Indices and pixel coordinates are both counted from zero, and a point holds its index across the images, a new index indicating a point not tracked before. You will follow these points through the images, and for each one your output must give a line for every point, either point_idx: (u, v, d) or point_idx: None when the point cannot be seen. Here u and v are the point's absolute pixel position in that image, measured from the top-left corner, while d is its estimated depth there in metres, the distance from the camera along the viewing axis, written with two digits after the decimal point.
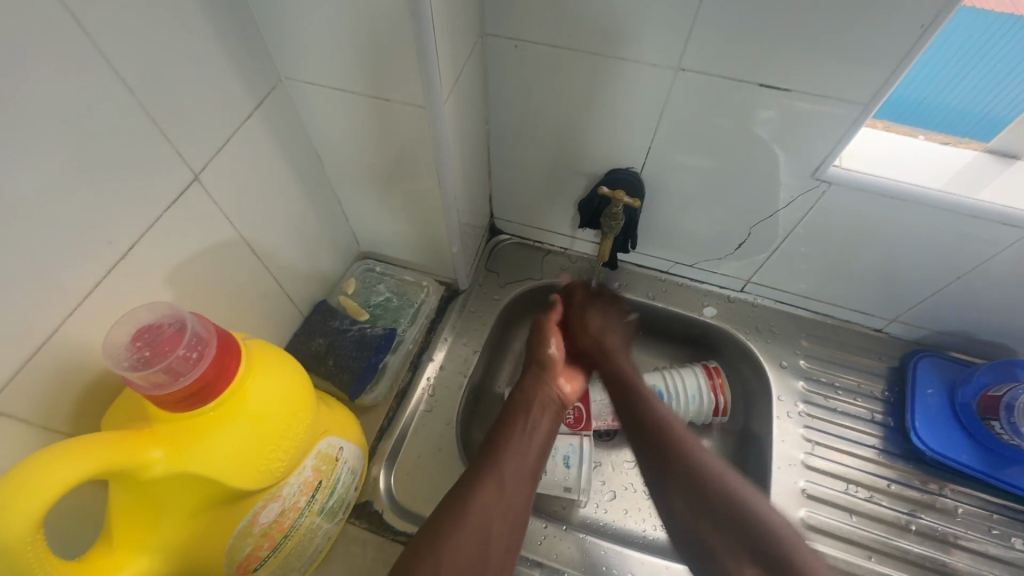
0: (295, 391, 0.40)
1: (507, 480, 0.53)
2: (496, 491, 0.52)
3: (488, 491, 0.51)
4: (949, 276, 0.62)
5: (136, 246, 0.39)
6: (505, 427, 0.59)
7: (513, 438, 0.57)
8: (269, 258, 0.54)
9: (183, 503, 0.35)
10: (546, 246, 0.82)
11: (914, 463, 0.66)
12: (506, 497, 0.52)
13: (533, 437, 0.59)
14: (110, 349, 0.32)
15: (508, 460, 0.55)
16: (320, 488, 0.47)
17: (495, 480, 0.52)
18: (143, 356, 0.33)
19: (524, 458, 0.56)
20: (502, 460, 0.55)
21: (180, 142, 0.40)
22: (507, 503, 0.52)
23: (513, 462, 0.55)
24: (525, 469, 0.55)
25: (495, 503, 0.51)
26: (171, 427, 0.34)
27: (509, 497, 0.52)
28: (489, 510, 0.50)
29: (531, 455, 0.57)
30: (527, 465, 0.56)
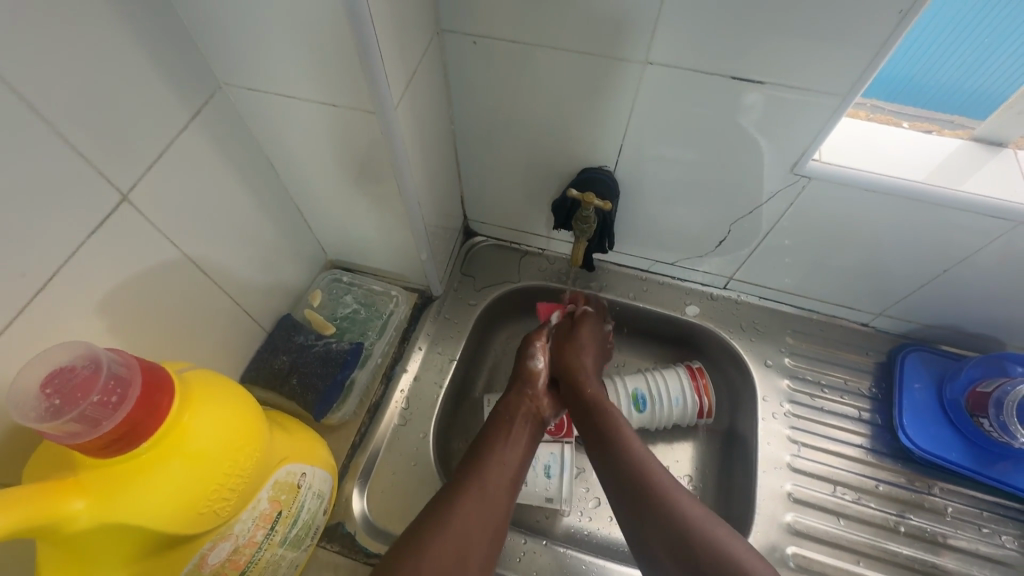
0: (242, 422, 0.38)
1: (490, 500, 0.51)
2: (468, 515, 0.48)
3: (460, 521, 0.48)
4: (935, 270, 0.60)
5: (57, 276, 0.36)
6: (489, 444, 0.56)
7: (502, 454, 0.55)
8: (221, 276, 0.52)
9: (118, 554, 0.33)
10: (523, 247, 0.79)
11: (902, 462, 0.65)
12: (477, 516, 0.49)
13: (513, 452, 0.56)
14: (16, 400, 0.29)
15: (487, 480, 0.52)
16: (280, 519, 0.45)
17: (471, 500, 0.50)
18: (54, 404, 0.30)
19: (500, 480, 0.53)
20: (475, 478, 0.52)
21: (104, 161, 0.37)
22: (490, 517, 0.50)
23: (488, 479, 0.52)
24: (504, 482, 0.53)
25: (476, 516, 0.49)
26: (96, 474, 0.31)
27: (486, 513, 0.50)
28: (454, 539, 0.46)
29: (513, 474, 0.55)
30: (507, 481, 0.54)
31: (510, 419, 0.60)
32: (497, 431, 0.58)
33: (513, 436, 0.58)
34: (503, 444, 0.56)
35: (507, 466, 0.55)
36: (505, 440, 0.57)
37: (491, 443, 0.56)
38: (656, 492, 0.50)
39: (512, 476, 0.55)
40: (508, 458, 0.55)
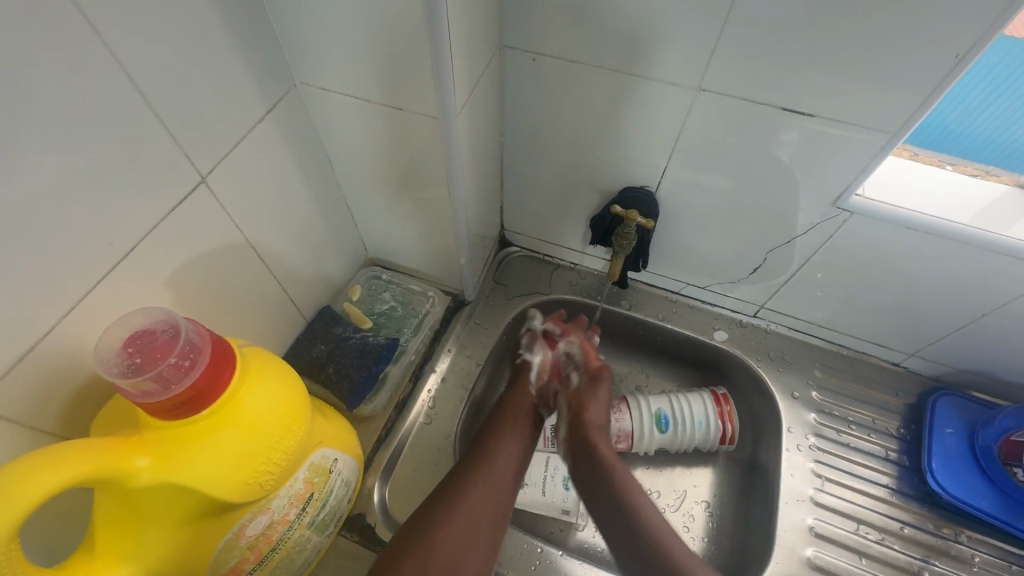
0: (289, 401, 0.39)
1: (495, 484, 0.53)
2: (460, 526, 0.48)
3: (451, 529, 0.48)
4: (972, 314, 0.60)
5: (138, 247, 0.39)
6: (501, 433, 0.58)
7: (506, 449, 0.56)
8: (274, 262, 0.54)
9: (169, 515, 0.34)
10: (556, 261, 0.81)
11: (928, 506, 0.64)
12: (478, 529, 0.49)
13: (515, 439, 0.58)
14: (102, 354, 0.32)
15: (489, 484, 0.52)
16: (311, 501, 0.46)
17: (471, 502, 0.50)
18: (134, 363, 0.32)
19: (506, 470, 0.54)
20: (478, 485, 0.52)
21: (189, 144, 0.40)
22: (489, 514, 0.50)
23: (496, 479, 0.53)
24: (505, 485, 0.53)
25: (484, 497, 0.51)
26: (159, 434, 0.33)
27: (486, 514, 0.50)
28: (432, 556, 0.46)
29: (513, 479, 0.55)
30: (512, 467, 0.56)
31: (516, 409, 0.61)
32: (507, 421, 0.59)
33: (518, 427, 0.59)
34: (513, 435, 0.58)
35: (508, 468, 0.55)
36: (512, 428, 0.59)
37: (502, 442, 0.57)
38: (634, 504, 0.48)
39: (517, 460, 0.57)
40: (510, 459, 0.56)
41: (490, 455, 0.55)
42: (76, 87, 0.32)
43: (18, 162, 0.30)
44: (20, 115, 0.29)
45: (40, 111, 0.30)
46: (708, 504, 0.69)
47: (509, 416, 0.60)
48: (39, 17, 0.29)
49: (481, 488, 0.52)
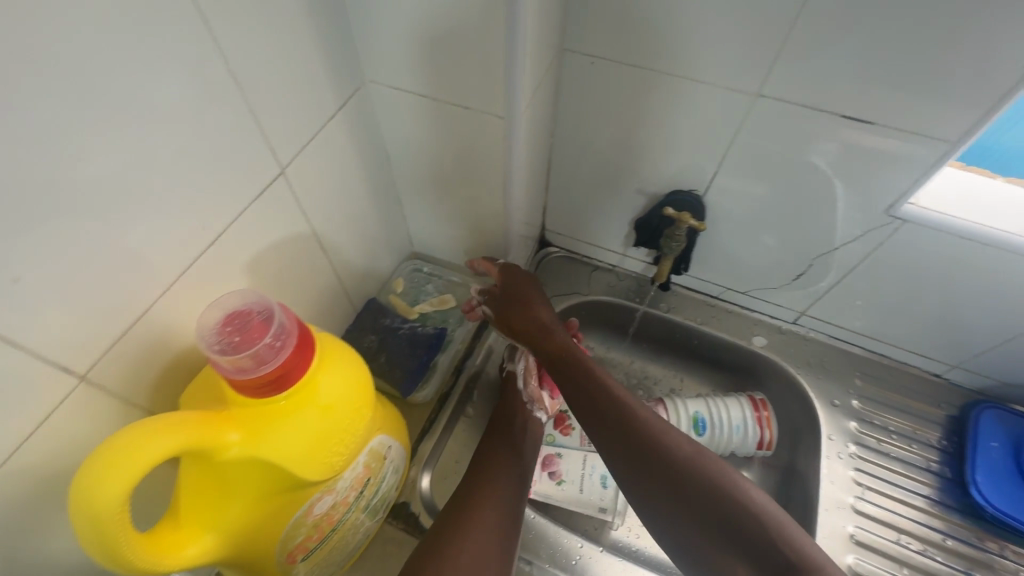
0: (359, 387, 0.41)
1: (498, 495, 0.55)
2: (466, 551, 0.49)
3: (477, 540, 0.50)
4: (1023, 326, 0.59)
5: (224, 233, 0.40)
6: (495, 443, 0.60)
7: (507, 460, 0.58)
8: (333, 253, 0.56)
9: (250, 488, 0.36)
10: (594, 262, 0.82)
11: (971, 519, 0.63)
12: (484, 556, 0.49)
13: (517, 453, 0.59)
14: (203, 331, 0.33)
15: (497, 497, 0.54)
16: (367, 485, 0.47)
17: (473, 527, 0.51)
18: (232, 341, 0.33)
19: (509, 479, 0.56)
20: (488, 501, 0.54)
21: (272, 135, 0.42)
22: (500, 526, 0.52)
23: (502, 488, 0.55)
24: (505, 510, 0.54)
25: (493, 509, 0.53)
26: (247, 411, 0.35)
27: (487, 544, 0.50)
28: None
29: (517, 488, 0.57)
30: (517, 477, 0.57)
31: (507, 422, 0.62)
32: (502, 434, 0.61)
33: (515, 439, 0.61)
34: (509, 446, 0.60)
35: (510, 478, 0.57)
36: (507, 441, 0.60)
37: (497, 462, 0.58)
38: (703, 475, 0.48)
39: (521, 469, 0.58)
40: (509, 470, 0.57)
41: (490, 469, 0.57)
42: (186, 77, 0.33)
43: (134, 148, 0.32)
44: (138, 103, 0.31)
45: (155, 100, 0.32)
46: None
47: (503, 431, 0.61)
48: (162, 11, 0.30)
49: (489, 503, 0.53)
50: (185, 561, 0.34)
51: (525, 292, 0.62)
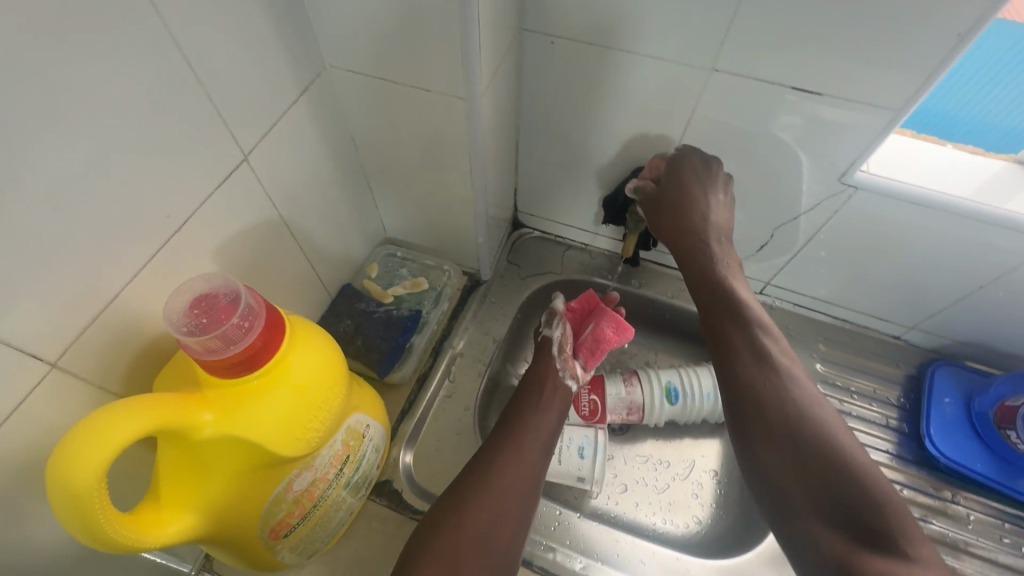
0: (330, 366, 0.42)
1: (523, 456, 0.56)
2: (473, 525, 0.50)
3: (487, 501, 0.52)
4: (970, 286, 0.62)
5: (189, 221, 0.41)
6: (523, 407, 0.61)
7: (534, 422, 0.60)
8: (304, 239, 0.56)
9: (228, 466, 0.37)
10: (567, 242, 0.84)
11: (927, 470, 0.66)
12: (494, 531, 0.51)
13: (547, 417, 0.61)
14: (170, 314, 0.34)
15: (518, 460, 0.56)
16: (347, 463, 0.49)
17: (484, 500, 0.52)
18: (200, 323, 0.34)
19: (531, 440, 0.58)
20: (509, 462, 0.55)
21: (233, 123, 0.42)
22: (518, 488, 0.54)
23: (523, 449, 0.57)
24: (526, 480, 0.55)
25: (513, 472, 0.55)
26: (220, 391, 0.36)
27: (500, 519, 0.52)
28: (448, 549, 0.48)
29: (540, 450, 0.58)
30: (541, 441, 0.59)
31: (542, 383, 0.64)
32: (529, 399, 0.62)
33: (546, 401, 0.62)
34: (539, 409, 0.61)
35: (534, 441, 0.58)
36: (538, 404, 0.62)
37: (519, 437, 0.58)
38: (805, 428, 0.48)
39: (548, 431, 0.60)
40: (535, 433, 0.59)
41: (517, 432, 0.58)
42: (142, 69, 0.34)
43: (95, 141, 0.32)
44: (95, 94, 0.32)
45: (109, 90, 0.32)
46: (716, 473, 0.73)
47: (535, 393, 0.63)
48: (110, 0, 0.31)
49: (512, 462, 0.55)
50: (167, 538, 0.36)
51: (681, 196, 0.60)
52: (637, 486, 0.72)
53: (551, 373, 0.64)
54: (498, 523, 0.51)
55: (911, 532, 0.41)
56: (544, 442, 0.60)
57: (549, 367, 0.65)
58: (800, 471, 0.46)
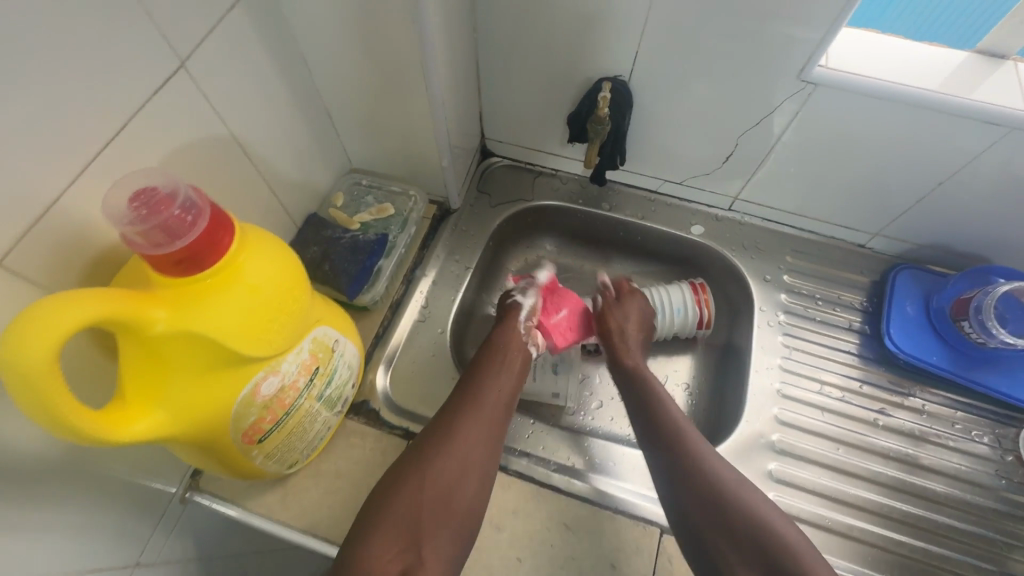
0: (288, 271, 0.42)
1: (483, 419, 0.57)
2: (434, 487, 0.52)
3: (446, 464, 0.53)
4: (930, 184, 0.63)
5: (128, 126, 0.40)
6: (485, 369, 0.62)
7: (493, 386, 0.60)
8: (260, 161, 0.56)
9: (189, 365, 0.38)
10: (537, 168, 0.83)
11: (887, 367, 0.69)
12: (456, 492, 0.52)
13: (506, 378, 0.62)
14: (108, 206, 0.34)
15: (477, 423, 0.57)
16: (318, 374, 0.50)
17: (445, 462, 0.53)
18: (141, 215, 0.34)
19: (491, 403, 0.59)
20: (467, 426, 0.56)
21: (166, 23, 0.40)
22: (478, 453, 0.55)
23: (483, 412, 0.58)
24: (486, 440, 0.56)
25: (474, 436, 0.55)
26: (173, 291, 0.36)
27: (461, 483, 0.53)
28: (410, 511, 0.50)
29: (501, 414, 0.59)
30: (502, 402, 0.60)
31: (503, 347, 0.64)
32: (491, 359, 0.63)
33: (508, 363, 0.63)
34: (500, 370, 0.62)
35: (495, 405, 0.59)
36: (498, 366, 0.62)
37: (481, 399, 0.58)
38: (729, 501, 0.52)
39: (509, 393, 0.61)
40: (495, 395, 0.60)
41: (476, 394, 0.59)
42: None
43: (6, 23, 0.30)
44: None
45: None
46: (688, 385, 0.75)
47: (498, 354, 0.64)
48: None
49: (471, 428, 0.56)
50: (135, 435, 0.37)
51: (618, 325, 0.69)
52: (612, 402, 0.74)
53: (511, 336, 0.66)
54: (461, 484, 0.53)
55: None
56: (505, 403, 0.61)
57: (510, 330, 0.66)
58: (716, 523, 0.51)
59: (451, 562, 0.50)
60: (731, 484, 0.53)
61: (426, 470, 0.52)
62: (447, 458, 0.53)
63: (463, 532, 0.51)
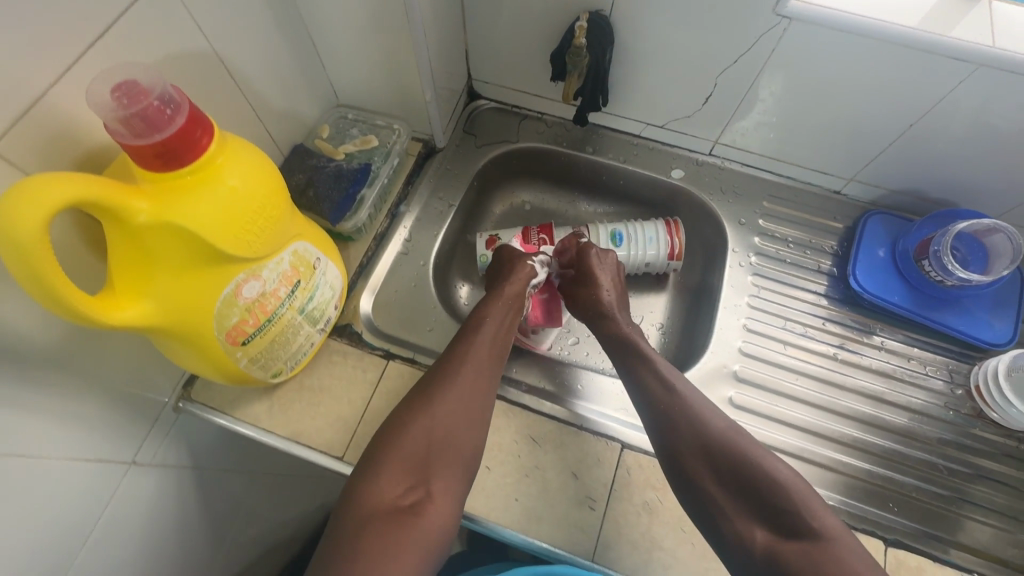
0: (267, 180, 0.45)
1: (479, 367, 0.60)
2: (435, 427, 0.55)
3: (445, 410, 0.56)
4: (902, 126, 0.65)
5: (111, 30, 0.41)
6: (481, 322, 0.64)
7: (488, 338, 0.63)
8: (245, 84, 0.57)
9: (173, 258, 0.41)
10: (523, 111, 0.84)
11: (851, 306, 0.72)
12: (457, 431, 0.55)
13: (500, 329, 0.64)
14: (91, 95, 0.36)
15: (473, 370, 0.59)
16: (299, 287, 0.53)
17: (444, 406, 0.56)
18: (122, 104, 0.36)
19: (487, 353, 0.61)
20: (463, 374, 0.58)
21: None
22: (475, 398, 0.58)
23: (479, 361, 0.60)
24: (482, 387, 0.58)
25: (470, 383, 0.58)
26: (156, 185, 0.39)
27: (461, 425, 0.55)
28: (414, 451, 0.53)
29: (495, 362, 0.61)
30: (496, 351, 0.62)
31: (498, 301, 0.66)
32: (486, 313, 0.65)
33: (502, 316, 0.65)
34: (494, 321, 0.64)
35: (489, 354, 0.61)
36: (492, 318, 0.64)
37: (477, 349, 0.61)
38: (738, 456, 0.52)
39: (502, 343, 0.64)
40: (489, 346, 0.62)
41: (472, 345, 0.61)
42: None
43: None
44: None
45: None
46: (661, 324, 0.79)
47: (492, 307, 0.65)
48: None
49: (468, 376, 0.58)
50: (125, 321, 0.40)
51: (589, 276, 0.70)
52: (588, 340, 0.77)
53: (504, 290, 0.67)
54: (462, 424, 0.55)
55: (814, 510, 0.49)
56: (499, 352, 0.63)
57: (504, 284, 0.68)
58: (722, 478, 0.52)
59: (458, 496, 0.53)
60: (737, 439, 0.53)
61: (428, 414, 0.55)
62: (446, 404, 0.56)
63: (467, 469, 0.54)
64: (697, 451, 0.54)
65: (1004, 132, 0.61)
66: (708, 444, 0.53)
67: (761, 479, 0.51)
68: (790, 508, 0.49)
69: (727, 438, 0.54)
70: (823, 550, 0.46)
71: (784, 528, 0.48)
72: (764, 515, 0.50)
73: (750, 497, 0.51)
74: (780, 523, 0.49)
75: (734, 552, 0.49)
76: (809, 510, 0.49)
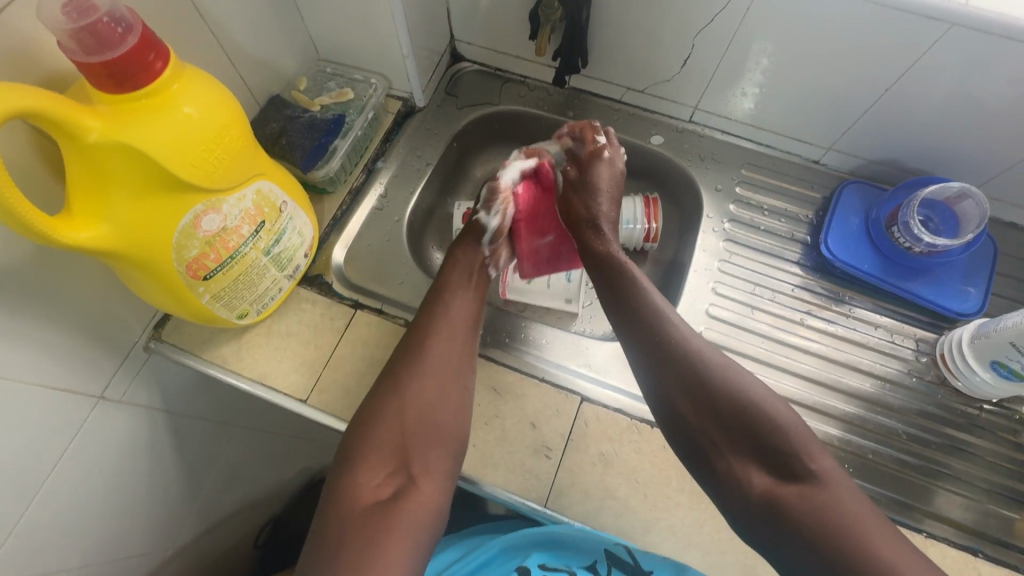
0: (226, 112, 0.45)
1: (454, 335, 0.58)
2: (412, 411, 0.54)
3: (422, 386, 0.55)
4: (877, 90, 0.64)
5: None
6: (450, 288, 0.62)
7: (460, 305, 0.61)
8: (216, 27, 0.57)
9: (128, 181, 0.41)
10: (506, 75, 0.84)
11: (822, 274, 0.72)
12: (434, 411, 0.54)
13: (471, 293, 0.62)
14: (42, 10, 0.37)
15: (448, 339, 0.58)
16: (264, 229, 0.54)
17: (417, 384, 0.55)
18: (71, 17, 0.37)
19: (463, 320, 0.60)
20: (438, 343, 0.57)
21: None
22: (452, 368, 0.57)
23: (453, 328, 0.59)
24: (460, 353, 0.58)
25: (448, 351, 0.57)
26: (111, 107, 0.40)
27: (438, 400, 0.55)
28: (390, 436, 0.52)
29: (471, 326, 0.60)
30: (470, 316, 0.61)
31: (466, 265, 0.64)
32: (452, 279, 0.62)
33: (470, 281, 0.63)
34: (462, 286, 0.62)
35: (464, 319, 0.60)
36: (459, 283, 0.62)
37: (451, 316, 0.59)
38: (738, 400, 0.51)
39: (476, 307, 0.62)
40: (464, 311, 0.60)
41: (446, 311, 0.59)
42: None
43: None
44: None
45: None
46: None
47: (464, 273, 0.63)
48: None
49: (444, 346, 0.57)
50: (80, 242, 0.41)
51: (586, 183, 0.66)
52: None
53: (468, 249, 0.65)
54: (438, 403, 0.54)
55: (813, 454, 0.49)
56: (474, 315, 0.61)
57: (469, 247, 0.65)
58: (718, 423, 0.51)
59: (447, 470, 0.53)
60: (735, 382, 0.52)
61: (398, 397, 0.54)
62: (424, 379, 0.55)
63: (453, 444, 0.54)
64: (690, 394, 0.52)
65: (979, 97, 0.60)
66: (699, 391, 0.52)
67: (760, 425, 0.50)
68: (787, 450, 0.49)
69: (726, 386, 0.51)
70: (824, 492, 0.47)
71: (784, 468, 0.49)
72: (762, 457, 0.50)
73: (751, 443, 0.50)
74: (782, 466, 0.49)
75: (734, 498, 0.50)
76: (808, 453, 0.49)
